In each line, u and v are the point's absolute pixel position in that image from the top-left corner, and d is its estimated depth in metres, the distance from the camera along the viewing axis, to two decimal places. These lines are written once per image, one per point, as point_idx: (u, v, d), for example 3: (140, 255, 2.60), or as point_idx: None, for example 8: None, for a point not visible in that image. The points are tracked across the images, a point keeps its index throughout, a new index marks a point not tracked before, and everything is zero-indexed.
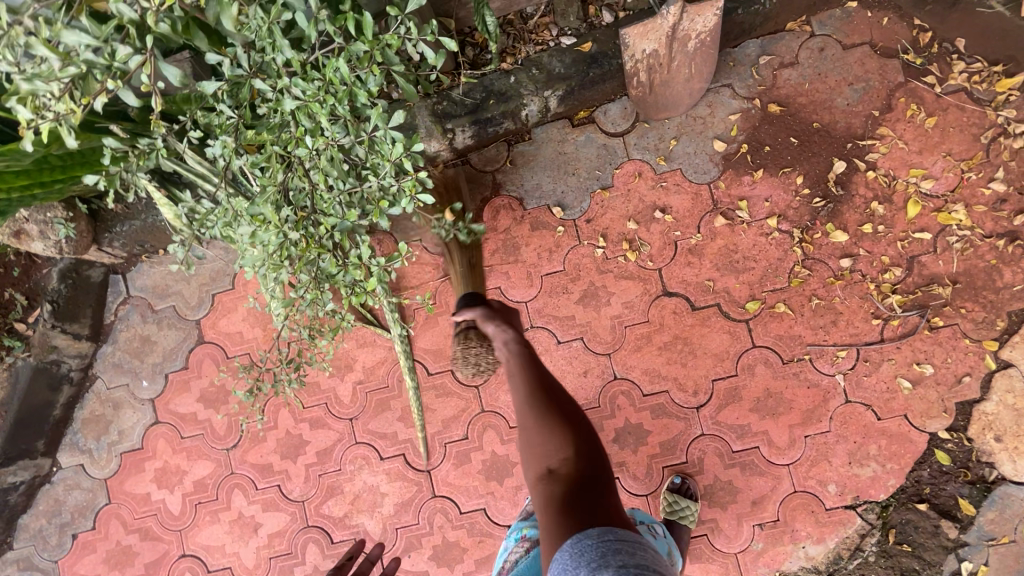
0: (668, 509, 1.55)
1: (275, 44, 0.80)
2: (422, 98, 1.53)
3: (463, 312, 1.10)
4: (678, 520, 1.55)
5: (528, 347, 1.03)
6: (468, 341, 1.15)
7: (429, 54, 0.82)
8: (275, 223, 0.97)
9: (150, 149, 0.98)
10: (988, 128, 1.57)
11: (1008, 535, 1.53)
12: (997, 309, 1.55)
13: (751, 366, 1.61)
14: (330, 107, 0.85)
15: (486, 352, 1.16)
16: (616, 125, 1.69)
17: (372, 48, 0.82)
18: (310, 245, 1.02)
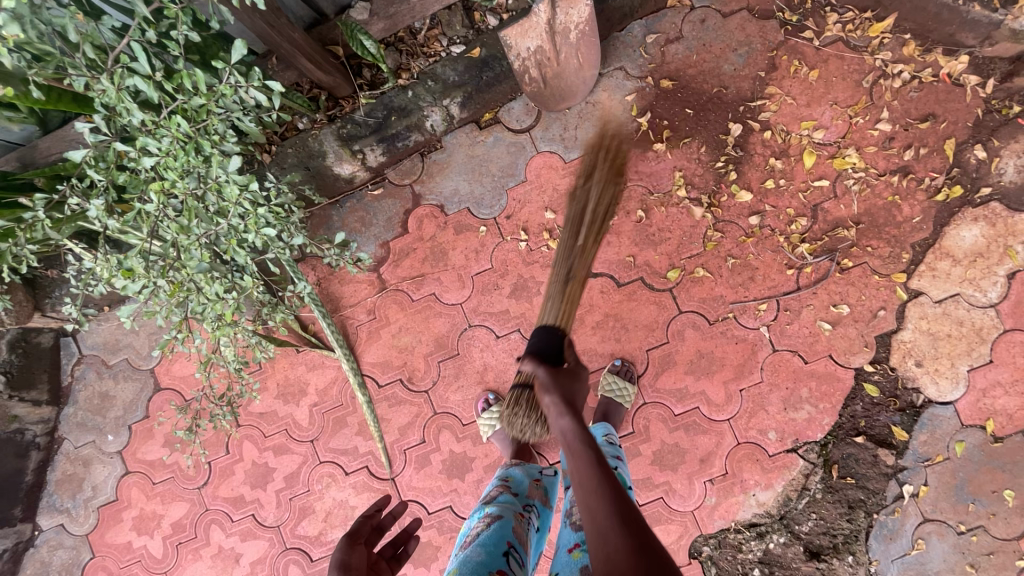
0: (605, 389, 1.65)
1: (127, 107, 0.91)
2: (327, 123, 1.61)
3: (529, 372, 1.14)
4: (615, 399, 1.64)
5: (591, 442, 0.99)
6: (519, 405, 1.28)
7: (258, 97, 0.97)
8: (143, 275, 1.03)
9: (33, 221, 1.05)
10: (868, 73, 1.65)
11: (942, 454, 1.60)
12: (901, 242, 1.62)
13: (680, 331, 1.69)
14: (183, 160, 0.98)
15: (530, 420, 1.27)
16: (521, 121, 1.75)
17: (208, 99, 0.96)
18: (178, 290, 1.09)
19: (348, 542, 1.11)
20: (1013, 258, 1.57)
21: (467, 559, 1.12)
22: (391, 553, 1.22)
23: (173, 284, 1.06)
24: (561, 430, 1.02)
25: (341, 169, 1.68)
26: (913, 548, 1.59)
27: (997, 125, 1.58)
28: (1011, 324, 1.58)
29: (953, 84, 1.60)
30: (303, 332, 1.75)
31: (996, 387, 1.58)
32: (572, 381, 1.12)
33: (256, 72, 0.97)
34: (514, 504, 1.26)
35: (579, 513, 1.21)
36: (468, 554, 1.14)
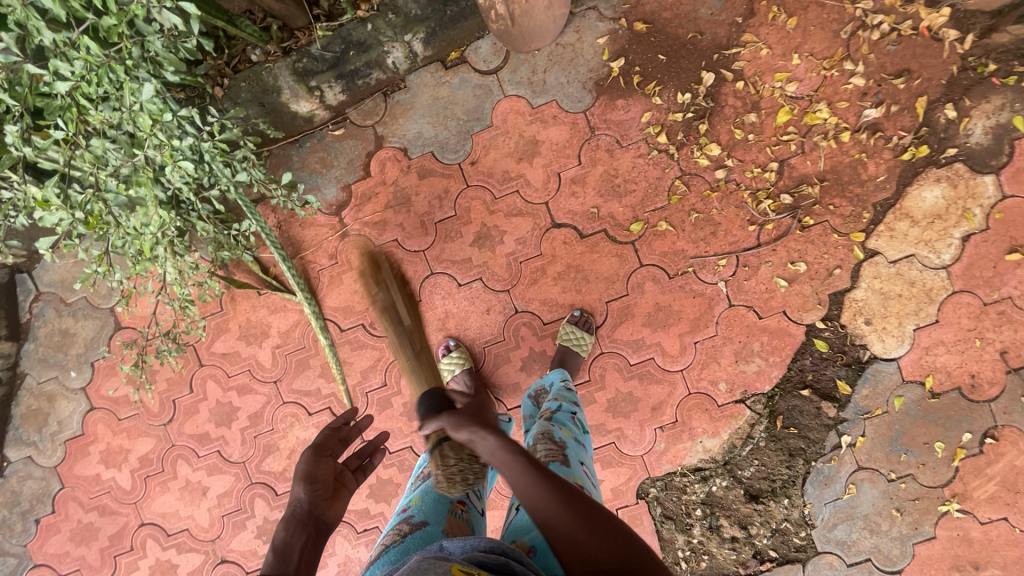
0: (563, 338, 1.67)
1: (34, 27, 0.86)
2: (281, 56, 1.52)
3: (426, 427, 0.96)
4: (573, 349, 1.67)
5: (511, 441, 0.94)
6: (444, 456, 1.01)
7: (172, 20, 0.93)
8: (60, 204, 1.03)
9: None
10: (847, 23, 1.59)
11: (881, 407, 1.67)
12: (863, 202, 1.62)
13: (640, 284, 1.70)
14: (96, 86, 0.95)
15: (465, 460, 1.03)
16: (488, 62, 1.69)
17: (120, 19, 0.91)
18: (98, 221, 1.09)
19: (314, 452, 1.20)
20: (970, 221, 1.59)
21: (430, 489, 1.19)
22: (357, 463, 1.29)
23: (90, 216, 1.09)
24: (489, 452, 0.93)
25: (299, 107, 1.62)
26: (845, 492, 1.69)
27: (971, 83, 1.55)
28: (960, 286, 1.61)
29: (932, 38, 1.56)
30: (263, 275, 1.74)
31: (939, 345, 1.64)
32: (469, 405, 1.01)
33: None
34: None
35: (544, 452, 1.24)
36: (430, 485, 1.20)
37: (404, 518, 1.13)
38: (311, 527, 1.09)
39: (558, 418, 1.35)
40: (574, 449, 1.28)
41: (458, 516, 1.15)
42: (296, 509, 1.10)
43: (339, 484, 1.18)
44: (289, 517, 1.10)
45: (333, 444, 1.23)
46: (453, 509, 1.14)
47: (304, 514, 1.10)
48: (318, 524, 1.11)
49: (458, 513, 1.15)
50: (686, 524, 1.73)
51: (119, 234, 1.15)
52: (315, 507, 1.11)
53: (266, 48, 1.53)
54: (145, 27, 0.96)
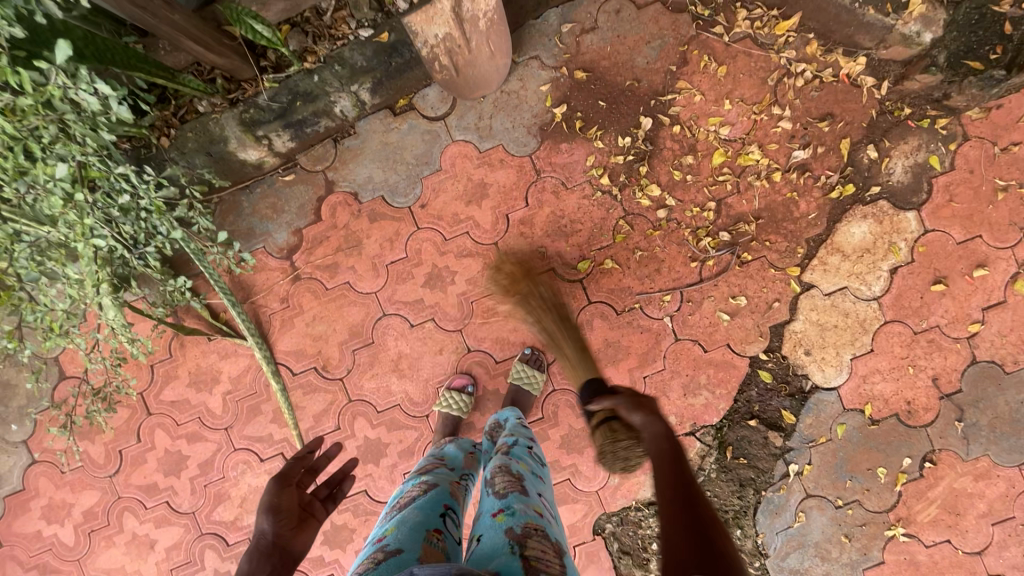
0: (514, 377, 1.70)
1: None
2: (228, 107, 1.55)
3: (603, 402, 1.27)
4: (524, 387, 1.69)
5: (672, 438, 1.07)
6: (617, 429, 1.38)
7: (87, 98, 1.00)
8: None
9: None
10: (773, 71, 1.69)
11: (825, 435, 1.72)
12: (797, 238, 1.70)
13: (589, 321, 1.74)
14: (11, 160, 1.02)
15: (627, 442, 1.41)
16: (436, 109, 1.74)
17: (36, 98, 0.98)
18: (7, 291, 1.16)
19: (278, 483, 1.21)
20: (896, 254, 1.68)
21: (404, 519, 1.13)
22: (326, 493, 1.31)
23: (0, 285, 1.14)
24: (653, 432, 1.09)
25: (247, 154, 1.65)
26: (795, 521, 1.73)
27: (888, 126, 1.65)
28: (891, 316, 1.69)
29: (851, 84, 1.67)
30: (213, 320, 1.73)
31: (875, 373, 1.70)
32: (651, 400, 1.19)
33: (84, 74, 1.01)
34: (449, 475, 1.31)
35: (503, 482, 1.19)
36: (405, 515, 1.15)
37: (380, 547, 1.08)
38: (276, 557, 1.10)
39: (514, 452, 1.31)
40: (532, 480, 1.24)
41: (434, 545, 1.10)
42: (259, 542, 1.11)
43: (305, 514, 1.20)
44: (253, 549, 1.11)
45: (297, 473, 1.24)
46: (430, 539, 1.10)
47: (268, 545, 1.11)
48: (284, 556, 1.11)
49: (434, 542, 1.10)
50: (643, 559, 1.73)
51: (32, 308, 1.23)
52: (281, 537, 1.12)
53: (220, 102, 1.55)
54: (63, 107, 1.03)
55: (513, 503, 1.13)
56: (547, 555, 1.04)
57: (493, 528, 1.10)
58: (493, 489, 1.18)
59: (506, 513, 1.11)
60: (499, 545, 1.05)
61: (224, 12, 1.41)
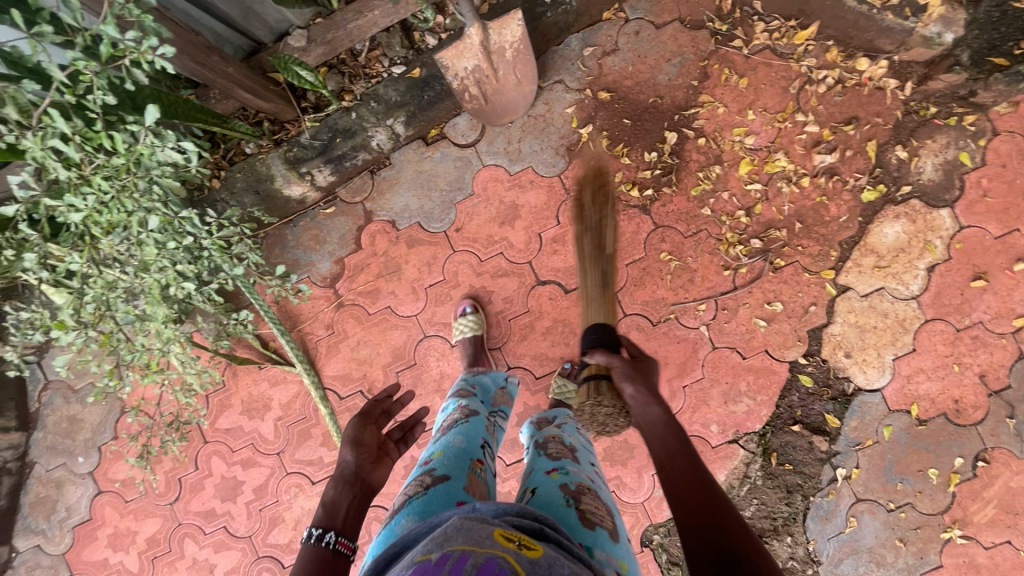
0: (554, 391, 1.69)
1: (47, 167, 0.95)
2: (273, 146, 1.64)
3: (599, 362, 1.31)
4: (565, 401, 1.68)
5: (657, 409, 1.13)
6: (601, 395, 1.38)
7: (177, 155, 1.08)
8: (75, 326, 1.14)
9: None
10: (794, 79, 1.72)
11: (871, 438, 1.71)
12: (829, 241, 1.71)
13: (626, 333, 1.77)
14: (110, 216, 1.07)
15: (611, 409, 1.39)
16: (466, 136, 1.81)
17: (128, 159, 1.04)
18: (109, 339, 1.21)
19: (360, 421, 1.25)
20: (932, 252, 1.67)
21: (450, 445, 1.22)
22: (399, 436, 1.29)
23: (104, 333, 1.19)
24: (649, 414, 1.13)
25: (291, 191, 1.74)
26: (847, 526, 1.71)
27: (915, 126, 1.67)
28: (932, 314, 1.68)
29: (874, 87, 1.69)
30: (263, 349, 1.81)
31: (919, 373, 1.69)
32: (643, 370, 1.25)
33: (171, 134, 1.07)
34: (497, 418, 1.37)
35: (553, 447, 1.22)
36: (451, 441, 1.23)
37: (426, 470, 1.13)
38: (357, 488, 1.12)
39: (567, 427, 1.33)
40: (584, 451, 1.26)
41: (478, 476, 1.16)
42: (342, 471, 1.14)
43: (383, 452, 1.21)
44: (337, 478, 1.13)
45: (377, 415, 1.28)
46: (475, 468, 1.16)
47: (350, 476, 1.13)
48: (365, 486, 1.13)
49: (478, 472, 1.17)
50: None
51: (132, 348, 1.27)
52: (362, 469, 1.14)
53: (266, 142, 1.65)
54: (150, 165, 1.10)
55: (567, 465, 1.16)
56: (599, 511, 1.05)
57: (546, 481, 1.11)
58: (546, 451, 1.21)
59: (560, 471, 1.14)
60: (553, 497, 1.07)
61: (272, 62, 1.52)
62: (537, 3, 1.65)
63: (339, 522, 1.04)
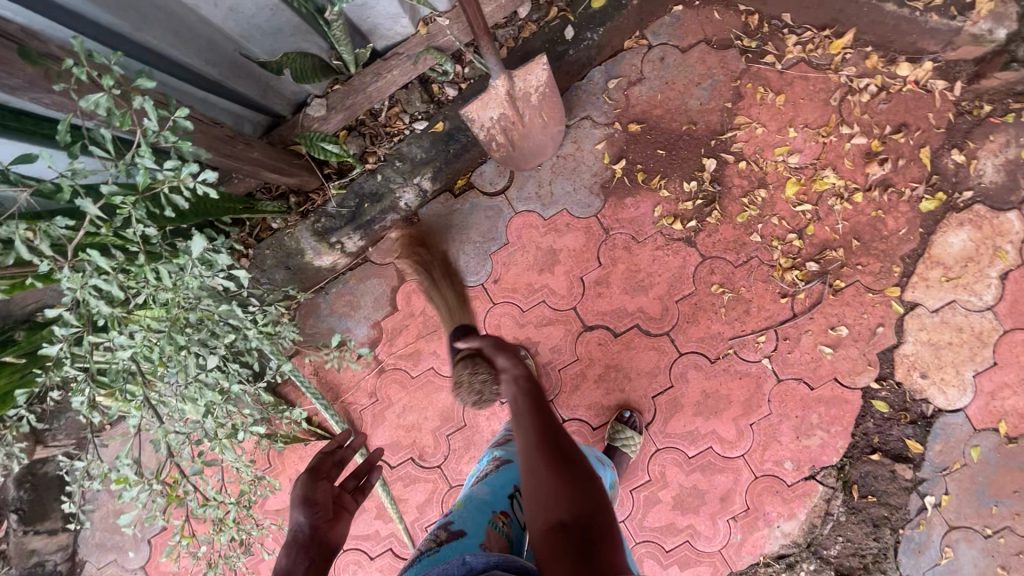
0: (611, 437, 1.62)
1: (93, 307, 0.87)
2: (300, 219, 1.59)
3: (470, 343, 1.22)
4: (622, 448, 1.61)
5: (536, 387, 1.04)
6: (475, 365, 1.21)
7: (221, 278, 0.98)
8: None
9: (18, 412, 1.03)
10: (835, 90, 1.63)
11: (958, 461, 1.60)
12: (890, 257, 1.61)
13: (683, 373, 1.68)
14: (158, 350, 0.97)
15: (490, 381, 1.22)
16: (495, 184, 1.74)
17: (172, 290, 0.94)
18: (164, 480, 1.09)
19: (308, 477, 1.01)
20: (1003, 258, 1.57)
21: (473, 497, 1.17)
22: (355, 485, 1.06)
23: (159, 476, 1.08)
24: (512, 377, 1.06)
25: (322, 261, 1.67)
26: (942, 558, 1.60)
27: (970, 127, 1.57)
28: (1010, 324, 1.57)
29: (921, 90, 1.60)
30: (308, 426, 1.74)
31: (1003, 388, 1.58)
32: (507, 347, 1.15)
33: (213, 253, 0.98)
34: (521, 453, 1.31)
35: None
36: (474, 493, 1.18)
37: (442, 526, 1.09)
38: (313, 553, 0.91)
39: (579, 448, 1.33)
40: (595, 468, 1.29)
41: (496, 529, 1.09)
42: (295, 536, 0.93)
43: (342, 507, 1.00)
44: (287, 544, 0.92)
45: (328, 469, 1.02)
46: (494, 521, 1.10)
47: (308, 543, 0.92)
48: (321, 551, 0.92)
49: (499, 525, 1.10)
50: None
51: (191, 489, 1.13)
52: (318, 530, 0.93)
53: (293, 215, 1.59)
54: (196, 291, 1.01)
55: None
56: None
57: None
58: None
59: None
60: None
61: (295, 137, 1.44)
62: (559, 41, 1.58)
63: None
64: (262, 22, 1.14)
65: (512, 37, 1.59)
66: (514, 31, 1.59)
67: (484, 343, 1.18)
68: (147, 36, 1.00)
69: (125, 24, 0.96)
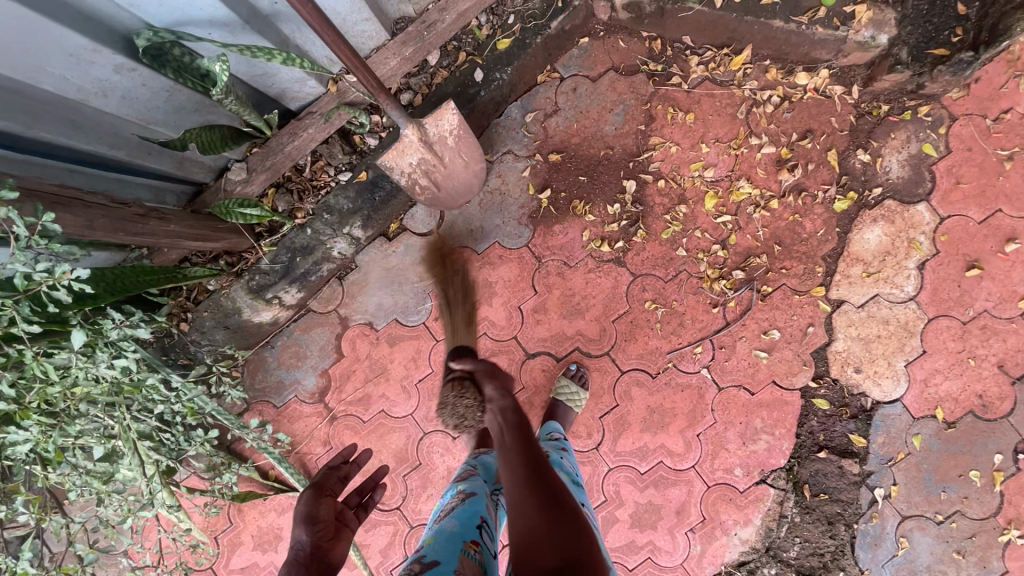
0: (557, 390, 1.67)
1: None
2: (234, 279, 1.63)
3: (463, 363, 1.38)
4: (565, 401, 1.65)
5: (521, 419, 1.20)
6: (463, 388, 1.36)
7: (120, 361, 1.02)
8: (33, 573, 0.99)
9: None
10: (740, 104, 1.70)
11: (902, 451, 1.63)
12: (812, 258, 1.66)
13: (627, 392, 1.71)
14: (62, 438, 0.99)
15: (468, 402, 1.36)
16: (427, 224, 1.78)
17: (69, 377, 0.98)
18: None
19: (314, 494, 1.24)
20: (919, 249, 1.62)
21: (442, 530, 1.18)
22: (357, 501, 1.32)
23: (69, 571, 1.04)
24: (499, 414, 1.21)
25: (261, 317, 1.70)
26: (899, 548, 1.62)
27: (871, 127, 1.64)
28: (934, 312, 1.62)
29: (821, 97, 1.66)
30: (264, 480, 1.75)
31: (936, 374, 1.62)
32: (500, 377, 1.33)
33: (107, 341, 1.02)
34: (485, 484, 1.30)
35: None
36: (443, 526, 1.19)
37: (416, 558, 1.12)
38: (315, 565, 1.09)
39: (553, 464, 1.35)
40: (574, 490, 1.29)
41: (470, 557, 1.12)
42: (297, 553, 1.10)
43: (340, 524, 1.19)
44: (291, 559, 1.09)
45: (332, 483, 1.29)
46: (467, 550, 1.13)
47: (307, 556, 1.09)
48: (322, 565, 1.09)
49: (471, 553, 1.13)
50: None
51: None
52: (320, 546, 1.12)
53: (229, 275, 1.63)
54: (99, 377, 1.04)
55: None
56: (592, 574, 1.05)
57: None
58: None
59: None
60: None
61: (214, 204, 1.48)
62: (469, 84, 1.63)
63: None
64: (160, 104, 1.18)
65: (425, 84, 1.64)
66: (427, 78, 1.64)
67: (477, 368, 1.35)
68: (34, 130, 1.04)
69: (11, 122, 1.00)
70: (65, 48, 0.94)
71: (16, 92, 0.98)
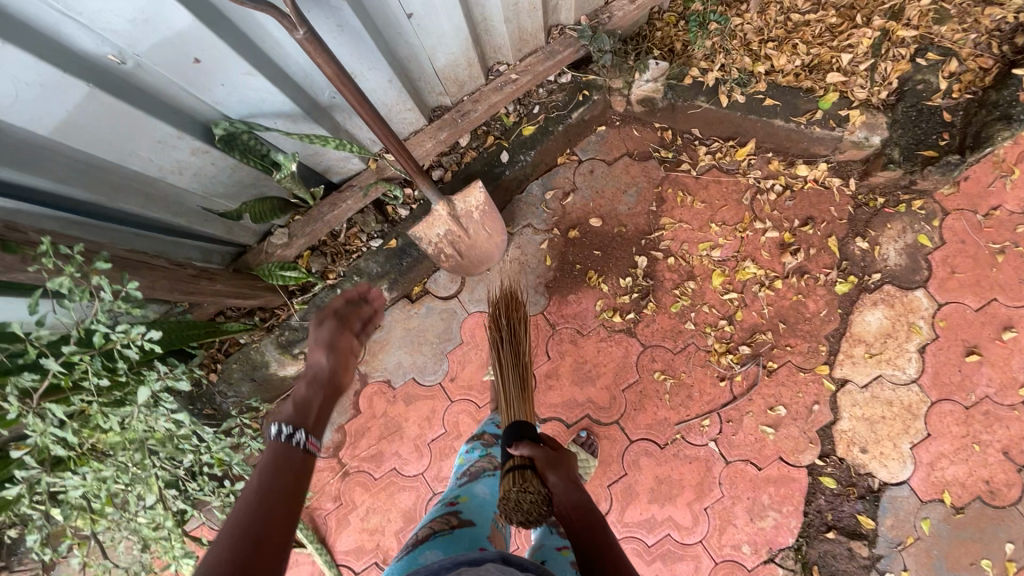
0: None
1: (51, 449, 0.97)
2: (266, 334, 1.72)
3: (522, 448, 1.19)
4: None
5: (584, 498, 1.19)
6: (525, 482, 1.16)
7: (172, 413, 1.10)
8: None
9: None
10: (746, 191, 1.83)
11: (911, 535, 1.63)
12: (816, 337, 1.73)
13: (636, 461, 1.74)
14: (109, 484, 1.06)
15: (538, 500, 1.14)
16: (448, 289, 1.89)
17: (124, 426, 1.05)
18: None
19: (334, 325, 1.22)
20: (919, 333, 1.69)
21: (475, 492, 1.35)
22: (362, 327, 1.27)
23: None
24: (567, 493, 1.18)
25: (286, 371, 1.78)
26: None
27: (869, 217, 1.75)
28: (937, 396, 1.66)
29: (821, 187, 1.79)
30: None
31: (941, 458, 1.64)
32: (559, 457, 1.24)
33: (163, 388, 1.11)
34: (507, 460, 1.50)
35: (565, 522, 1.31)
36: (476, 489, 1.35)
37: (453, 512, 1.27)
38: (326, 389, 1.09)
39: None
40: None
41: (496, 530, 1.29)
42: (317, 372, 1.11)
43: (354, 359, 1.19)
44: (309, 376, 1.10)
45: (352, 317, 1.26)
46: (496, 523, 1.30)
47: (324, 379, 1.10)
48: (335, 390, 1.10)
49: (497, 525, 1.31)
50: None
51: None
52: (335, 372, 1.12)
53: (261, 331, 1.73)
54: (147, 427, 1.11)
55: None
56: None
57: (558, 557, 1.21)
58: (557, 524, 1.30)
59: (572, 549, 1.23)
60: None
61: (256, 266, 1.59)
62: (495, 164, 1.78)
63: (310, 421, 0.99)
64: (224, 179, 1.32)
65: (455, 162, 1.80)
66: (457, 157, 1.80)
67: (537, 453, 1.19)
68: (117, 203, 1.17)
69: (99, 197, 1.13)
70: (156, 137, 1.09)
71: (107, 172, 1.12)
